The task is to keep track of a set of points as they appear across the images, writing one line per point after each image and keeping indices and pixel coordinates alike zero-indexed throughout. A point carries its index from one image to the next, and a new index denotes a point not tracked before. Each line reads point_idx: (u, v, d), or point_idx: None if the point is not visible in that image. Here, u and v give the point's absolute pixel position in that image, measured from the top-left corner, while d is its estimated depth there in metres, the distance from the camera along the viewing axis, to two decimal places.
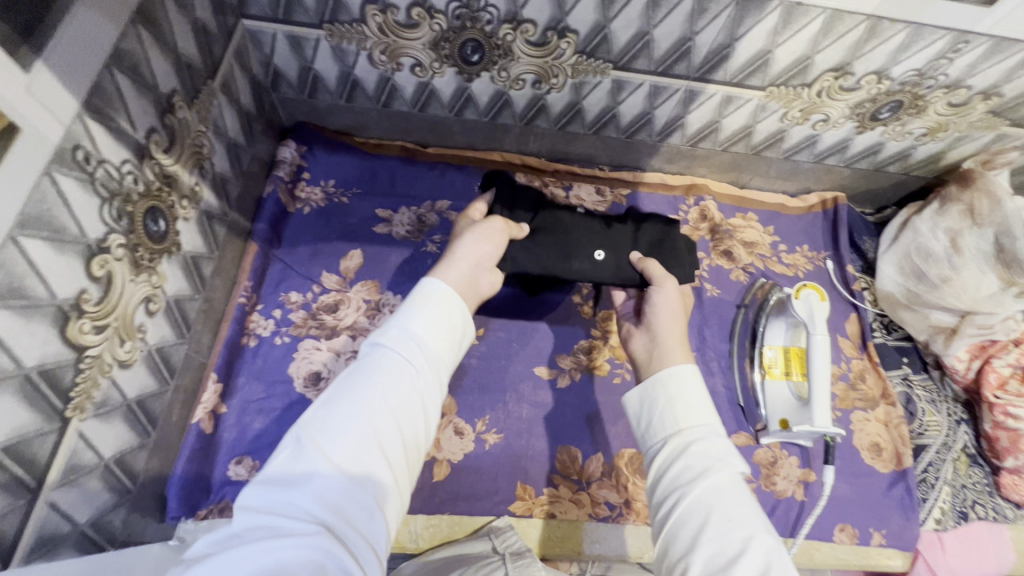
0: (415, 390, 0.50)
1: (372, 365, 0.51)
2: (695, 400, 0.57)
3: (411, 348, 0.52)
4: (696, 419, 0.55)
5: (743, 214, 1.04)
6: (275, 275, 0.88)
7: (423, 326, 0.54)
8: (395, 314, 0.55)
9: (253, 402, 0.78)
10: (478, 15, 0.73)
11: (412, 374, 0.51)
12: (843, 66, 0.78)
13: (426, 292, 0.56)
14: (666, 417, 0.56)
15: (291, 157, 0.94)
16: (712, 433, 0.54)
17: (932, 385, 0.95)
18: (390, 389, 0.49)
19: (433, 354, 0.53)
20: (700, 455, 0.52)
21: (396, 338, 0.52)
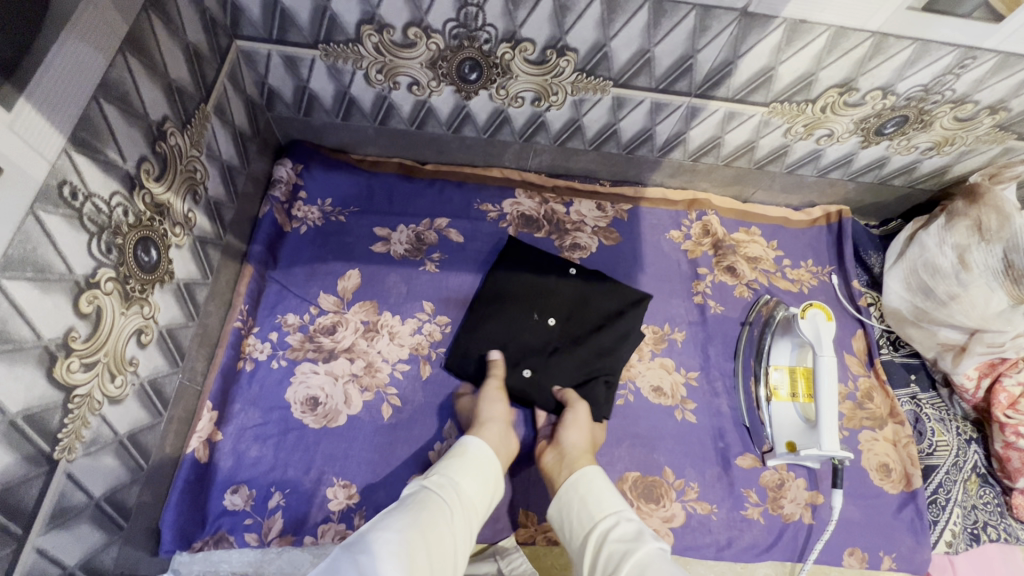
0: (449, 523, 0.58)
1: (419, 499, 0.59)
2: (603, 488, 0.67)
3: (451, 487, 0.62)
4: (607, 504, 0.65)
5: (746, 229, 1.03)
6: (271, 296, 0.86)
7: (463, 474, 0.64)
8: (436, 465, 0.66)
9: (249, 428, 0.77)
10: (475, 34, 0.72)
11: (450, 513, 0.59)
12: (847, 82, 0.77)
13: (466, 447, 0.69)
14: (584, 512, 0.65)
15: (287, 176, 0.93)
16: (625, 517, 0.63)
17: (940, 403, 0.93)
18: (433, 517, 0.57)
19: (467, 497, 0.63)
20: (619, 540, 0.60)
21: (441, 480, 0.62)
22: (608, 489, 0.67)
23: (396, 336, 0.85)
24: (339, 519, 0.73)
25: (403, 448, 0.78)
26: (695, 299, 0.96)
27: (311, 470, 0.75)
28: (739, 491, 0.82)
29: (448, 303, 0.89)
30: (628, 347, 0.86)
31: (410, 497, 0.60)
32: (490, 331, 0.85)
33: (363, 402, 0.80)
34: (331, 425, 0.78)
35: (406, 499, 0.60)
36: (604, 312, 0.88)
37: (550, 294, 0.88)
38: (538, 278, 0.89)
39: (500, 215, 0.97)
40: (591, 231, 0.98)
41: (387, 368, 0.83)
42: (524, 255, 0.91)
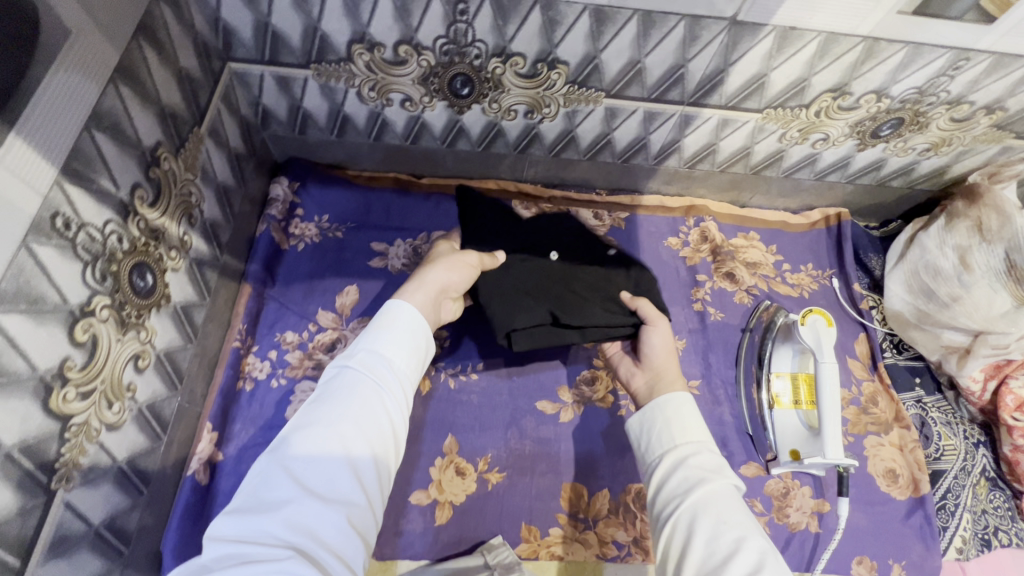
0: (377, 399, 0.56)
1: (337, 381, 0.57)
2: (692, 415, 0.63)
3: (372, 362, 0.58)
4: (692, 435, 0.61)
5: (744, 234, 1.03)
6: (270, 315, 0.87)
7: (387, 347, 0.59)
8: (362, 336, 0.61)
9: (249, 448, 0.77)
10: (466, 50, 0.72)
11: (376, 391, 0.56)
12: (841, 86, 0.77)
13: (389, 315, 0.62)
14: (665, 430, 0.63)
15: (283, 194, 0.94)
16: (710, 449, 0.60)
17: (946, 406, 0.91)
18: (355, 400, 0.54)
19: (394, 366, 0.59)
20: (697, 469, 0.58)
21: (362, 358, 0.58)
22: (697, 418, 0.63)
23: None
24: None
25: (405, 464, 0.79)
26: (695, 306, 0.96)
27: None
28: (743, 501, 0.81)
29: None
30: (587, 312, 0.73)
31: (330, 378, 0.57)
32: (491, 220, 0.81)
33: None
34: None
35: (326, 381, 0.57)
36: (608, 288, 0.77)
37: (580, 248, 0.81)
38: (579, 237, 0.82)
39: None
40: None
41: None
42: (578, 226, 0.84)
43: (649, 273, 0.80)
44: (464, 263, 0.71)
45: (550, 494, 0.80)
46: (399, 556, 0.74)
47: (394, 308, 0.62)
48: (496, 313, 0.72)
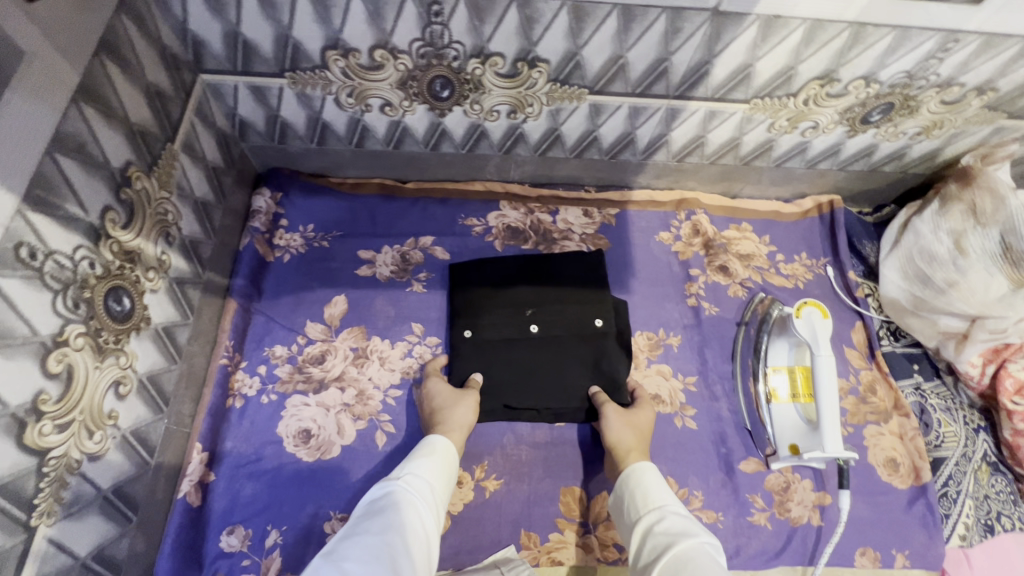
0: (420, 517, 0.61)
1: (382, 498, 0.62)
2: (655, 482, 0.68)
3: (416, 481, 0.65)
4: (656, 500, 0.65)
5: (737, 225, 1.02)
6: (258, 329, 0.85)
7: (428, 474, 0.66)
8: (404, 464, 0.68)
9: (243, 466, 0.76)
10: (443, 52, 0.70)
11: (419, 509, 0.62)
12: (829, 73, 0.75)
13: (430, 447, 0.71)
14: (634, 502, 0.67)
15: (266, 206, 0.92)
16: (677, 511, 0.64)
17: (946, 391, 0.90)
18: (403, 514, 0.60)
19: (432, 490, 0.65)
20: (662, 534, 0.61)
21: (408, 479, 0.65)
22: (663, 485, 0.68)
23: (387, 361, 0.86)
24: None
25: None
26: (689, 302, 0.95)
27: (308, 505, 0.75)
28: (744, 497, 0.81)
29: (438, 323, 0.90)
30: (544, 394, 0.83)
31: (374, 496, 0.63)
32: (480, 302, 0.88)
33: (357, 431, 0.81)
34: (325, 457, 0.78)
35: (370, 500, 0.63)
36: (579, 362, 0.85)
37: (563, 301, 0.89)
38: (562, 293, 0.89)
39: (485, 229, 0.98)
40: (579, 239, 0.99)
41: (380, 395, 0.83)
42: (573, 277, 0.91)
43: (614, 349, 0.86)
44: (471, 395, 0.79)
45: (549, 499, 0.79)
46: None
47: (436, 439, 0.72)
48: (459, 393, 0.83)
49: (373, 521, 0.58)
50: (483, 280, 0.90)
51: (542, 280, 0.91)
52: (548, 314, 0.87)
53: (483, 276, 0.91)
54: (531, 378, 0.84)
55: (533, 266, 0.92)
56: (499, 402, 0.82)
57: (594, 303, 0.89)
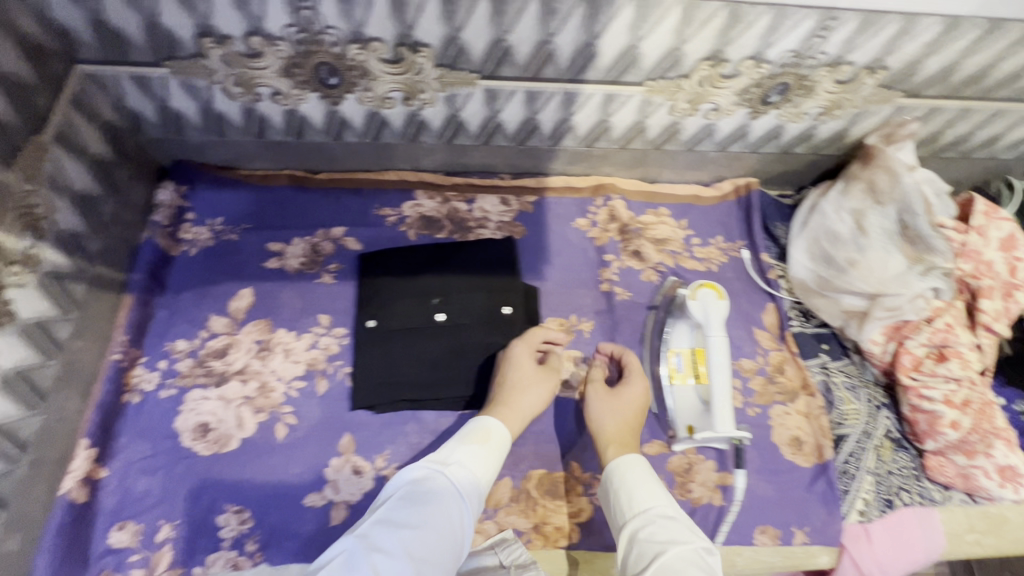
0: (457, 511, 0.63)
1: (422, 483, 0.64)
2: (648, 482, 0.68)
3: (458, 472, 0.66)
4: (645, 502, 0.66)
5: (654, 210, 1.02)
6: (159, 324, 0.84)
7: (474, 465, 0.67)
8: (454, 447, 0.69)
9: (136, 461, 0.76)
10: (320, 38, 0.69)
11: (460, 501, 0.64)
12: (716, 54, 0.75)
13: (485, 431, 0.71)
14: (623, 502, 0.67)
15: (169, 199, 0.91)
16: (669, 513, 0.64)
17: (852, 368, 0.90)
18: (437, 508, 0.61)
19: (475, 481, 0.66)
20: (649, 541, 0.61)
21: (455, 468, 0.66)
22: (655, 484, 0.69)
23: (291, 353, 0.85)
24: (230, 547, 0.73)
25: (300, 464, 0.78)
26: (602, 287, 0.95)
27: (202, 499, 0.75)
28: None
29: (346, 314, 0.89)
30: (447, 383, 0.83)
31: (416, 479, 0.65)
32: (389, 292, 0.89)
33: (257, 424, 0.80)
34: (223, 450, 0.78)
35: (410, 481, 0.65)
36: (484, 351, 0.86)
37: (469, 289, 0.90)
38: (469, 279, 0.90)
39: (399, 218, 0.97)
40: (495, 227, 0.98)
41: (282, 387, 0.83)
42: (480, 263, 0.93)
43: (521, 336, 0.87)
44: (544, 387, 0.79)
45: None
46: (291, 562, 0.73)
47: (490, 424, 0.72)
48: (360, 383, 0.83)
49: (409, 512, 0.60)
50: (390, 269, 0.91)
51: (446, 267, 0.91)
52: (456, 301, 0.88)
53: (389, 266, 0.91)
54: (434, 367, 0.84)
55: (438, 254, 0.93)
56: (403, 391, 0.83)
57: (502, 290, 0.90)
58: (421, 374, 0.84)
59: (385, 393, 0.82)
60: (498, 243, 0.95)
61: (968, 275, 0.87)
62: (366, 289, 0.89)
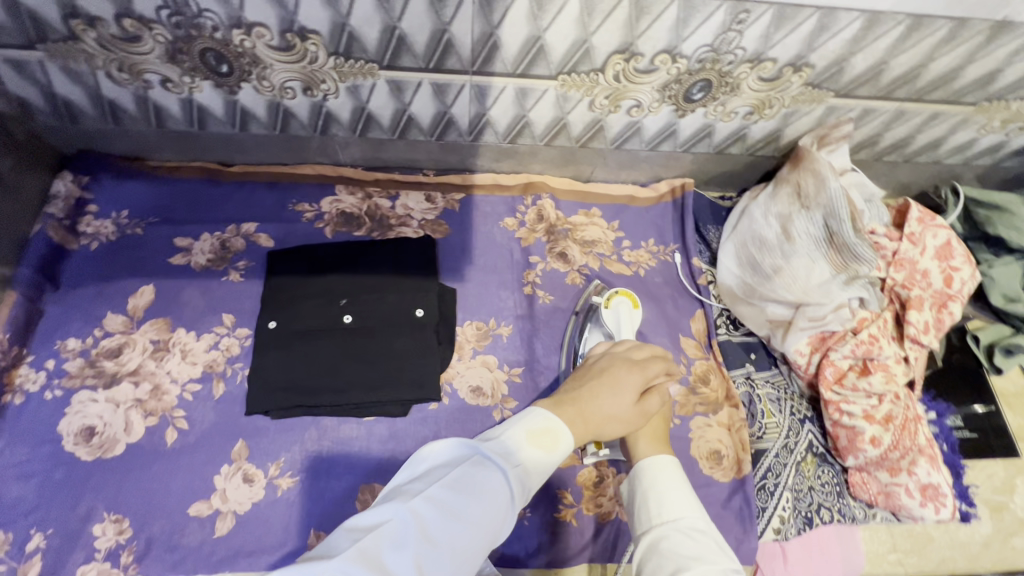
0: (509, 518, 0.54)
1: (483, 470, 0.56)
2: (681, 488, 0.58)
3: (523, 476, 0.57)
4: (677, 511, 0.56)
5: (586, 211, 0.98)
6: (50, 321, 0.81)
7: (534, 471, 0.58)
8: (520, 441, 0.59)
9: (13, 466, 0.72)
10: (198, 22, 0.65)
11: (513, 507, 0.55)
12: (627, 47, 0.71)
13: (556, 434, 0.61)
14: (645, 505, 0.58)
15: (66, 190, 0.87)
16: (703, 528, 0.54)
17: (779, 380, 0.87)
18: (495, 510, 0.53)
19: (533, 488, 0.58)
20: (671, 555, 0.52)
21: (518, 467, 0.57)
22: (690, 491, 0.58)
23: (189, 354, 0.82)
24: (103, 558, 0.69)
25: (186, 471, 0.75)
26: (524, 290, 0.91)
27: (79, 507, 0.71)
28: (553, 493, 0.78)
29: (251, 314, 0.85)
30: (349, 388, 0.80)
31: (476, 460, 0.56)
32: (296, 291, 0.86)
33: (146, 428, 0.76)
34: (106, 456, 0.74)
35: (471, 461, 0.56)
36: (391, 355, 0.82)
37: (380, 289, 0.86)
38: (382, 280, 0.87)
39: (317, 214, 0.93)
40: (417, 226, 0.94)
41: (176, 390, 0.79)
42: (394, 261, 0.89)
43: (432, 340, 0.84)
44: (622, 393, 0.66)
45: (346, 497, 0.75)
46: None
47: (563, 432, 0.61)
48: (258, 387, 0.79)
49: (467, 502, 0.52)
50: (298, 268, 0.87)
51: (359, 267, 0.88)
52: (365, 303, 0.85)
53: (298, 265, 0.88)
54: (337, 372, 0.80)
55: (352, 253, 0.89)
56: (304, 393, 0.79)
57: (415, 292, 0.87)
58: (322, 378, 0.80)
59: (284, 396, 0.79)
60: (415, 242, 0.92)
61: (899, 284, 0.83)
62: (271, 289, 0.86)
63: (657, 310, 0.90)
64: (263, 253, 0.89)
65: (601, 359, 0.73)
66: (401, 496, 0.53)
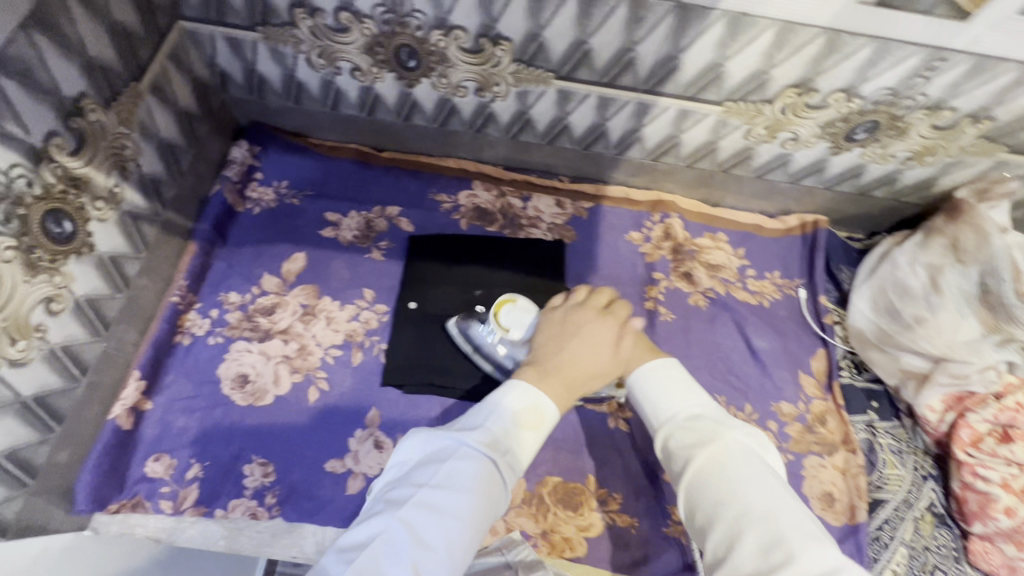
0: (501, 495, 0.55)
1: (474, 464, 0.55)
2: (675, 386, 0.63)
3: (511, 461, 0.57)
4: (678, 406, 0.61)
5: (712, 234, 0.98)
6: (216, 274, 0.89)
7: (519, 448, 0.58)
8: (501, 425, 0.59)
9: (179, 400, 0.80)
10: (406, 20, 0.71)
11: (503, 485, 0.56)
12: (805, 82, 0.71)
13: (538, 412, 0.61)
14: (650, 413, 0.62)
15: (242, 157, 0.95)
16: (701, 413, 0.59)
17: (901, 433, 0.84)
18: (486, 500, 0.53)
19: (521, 471, 0.58)
20: (682, 445, 0.57)
21: (504, 450, 0.57)
22: (685, 384, 0.63)
23: (333, 322, 0.88)
24: (251, 496, 0.76)
25: (326, 430, 0.81)
26: (646, 305, 0.93)
27: (231, 446, 0.78)
28: (662, 506, 0.81)
29: (390, 292, 0.91)
30: (478, 374, 0.84)
31: (461, 456, 0.55)
32: (435, 277, 0.91)
33: (292, 383, 0.83)
34: (258, 403, 0.81)
35: (459, 456, 0.55)
36: None
37: (513, 285, 0.91)
38: (515, 276, 0.91)
39: (454, 206, 0.98)
40: (546, 228, 0.97)
41: (320, 352, 0.86)
42: (527, 260, 0.93)
43: None
44: (593, 345, 0.67)
45: None
46: (306, 521, 0.75)
47: (547, 405, 0.62)
48: (394, 361, 0.85)
49: (458, 499, 0.52)
50: (438, 256, 0.93)
51: (495, 261, 0.93)
52: (497, 296, 0.89)
53: (437, 252, 0.93)
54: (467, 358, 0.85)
55: (488, 247, 0.94)
56: (435, 371, 0.84)
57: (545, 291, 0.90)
58: (454, 361, 0.85)
59: (418, 373, 0.84)
60: (548, 243, 0.95)
61: None
62: (413, 272, 0.91)
63: (778, 343, 0.90)
64: (406, 238, 0.95)
65: (558, 312, 0.73)
66: (389, 504, 0.52)
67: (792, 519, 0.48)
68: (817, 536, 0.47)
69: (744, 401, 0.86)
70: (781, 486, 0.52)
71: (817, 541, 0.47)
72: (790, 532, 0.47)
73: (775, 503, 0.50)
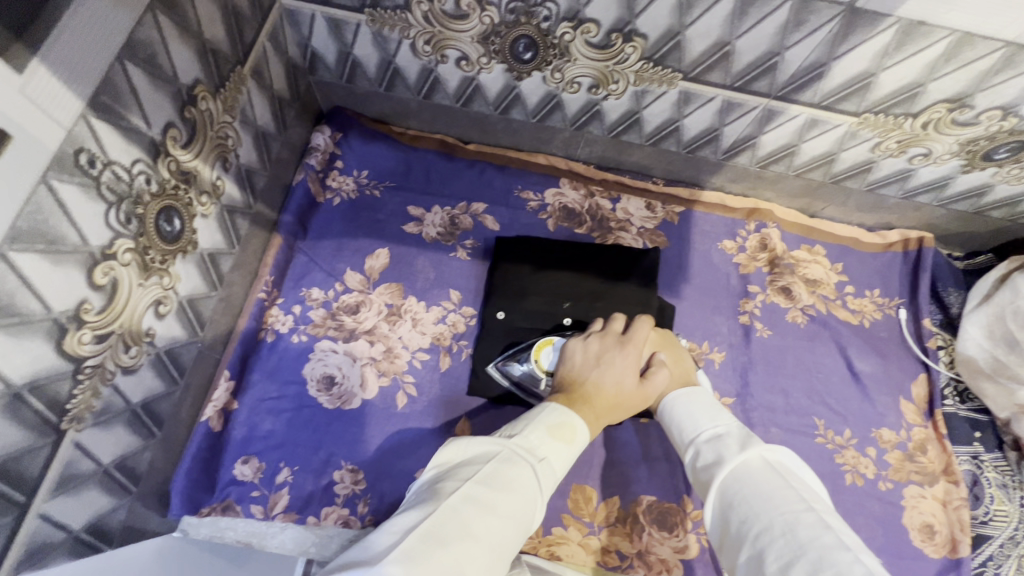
0: (537, 508, 0.47)
1: (512, 466, 0.47)
2: (697, 406, 0.59)
3: (546, 472, 0.49)
4: (700, 424, 0.57)
5: (810, 246, 0.93)
6: (297, 268, 0.84)
7: (553, 458, 0.51)
8: (537, 433, 0.52)
9: (266, 401, 0.76)
10: (534, 10, 0.65)
11: (537, 496, 0.47)
12: (961, 97, 0.66)
13: (569, 427, 0.54)
14: (675, 431, 0.59)
15: (324, 144, 0.90)
16: (724, 431, 0.55)
17: (1006, 466, 0.82)
18: (521, 505, 0.45)
19: (553, 486, 0.50)
20: (706, 461, 0.53)
21: (540, 460, 0.50)
22: (715, 406, 0.59)
23: (418, 324, 0.84)
24: (342, 504, 0.72)
25: (415, 440, 0.77)
26: (741, 319, 0.89)
27: (320, 451, 0.75)
28: None
29: (476, 294, 0.87)
30: None
31: (503, 457, 0.48)
32: (522, 285, 0.84)
33: (379, 387, 0.79)
34: (344, 407, 0.77)
35: (499, 456, 0.48)
36: None
37: (607, 299, 0.82)
38: (609, 285, 0.83)
39: (541, 205, 0.93)
40: (636, 232, 0.92)
41: (407, 356, 0.81)
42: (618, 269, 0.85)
43: None
44: (621, 375, 0.63)
45: (559, 493, 0.78)
46: None
47: (578, 423, 0.55)
48: (480, 373, 0.79)
49: (500, 496, 0.44)
50: (525, 261, 0.85)
51: (587, 270, 0.85)
52: (588, 311, 0.81)
53: (522, 258, 0.85)
54: None
55: (577, 253, 0.86)
56: None
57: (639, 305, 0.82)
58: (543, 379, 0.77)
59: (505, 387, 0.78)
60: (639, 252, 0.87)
61: None
62: (498, 278, 0.85)
63: (880, 366, 0.87)
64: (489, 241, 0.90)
65: (587, 344, 0.68)
66: (432, 494, 0.43)
67: (813, 530, 0.41)
68: (842, 545, 0.40)
69: (843, 425, 0.83)
70: (806, 498, 0.45)
71: (843, 552, 0.39)
72: (810, 543, 0.40)
73: (793, 515, 0.43)
